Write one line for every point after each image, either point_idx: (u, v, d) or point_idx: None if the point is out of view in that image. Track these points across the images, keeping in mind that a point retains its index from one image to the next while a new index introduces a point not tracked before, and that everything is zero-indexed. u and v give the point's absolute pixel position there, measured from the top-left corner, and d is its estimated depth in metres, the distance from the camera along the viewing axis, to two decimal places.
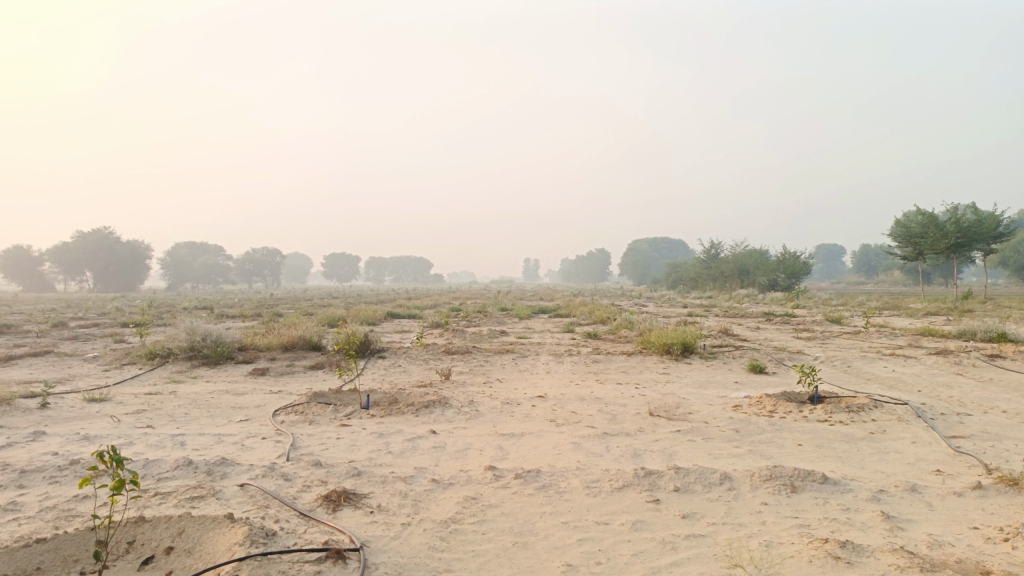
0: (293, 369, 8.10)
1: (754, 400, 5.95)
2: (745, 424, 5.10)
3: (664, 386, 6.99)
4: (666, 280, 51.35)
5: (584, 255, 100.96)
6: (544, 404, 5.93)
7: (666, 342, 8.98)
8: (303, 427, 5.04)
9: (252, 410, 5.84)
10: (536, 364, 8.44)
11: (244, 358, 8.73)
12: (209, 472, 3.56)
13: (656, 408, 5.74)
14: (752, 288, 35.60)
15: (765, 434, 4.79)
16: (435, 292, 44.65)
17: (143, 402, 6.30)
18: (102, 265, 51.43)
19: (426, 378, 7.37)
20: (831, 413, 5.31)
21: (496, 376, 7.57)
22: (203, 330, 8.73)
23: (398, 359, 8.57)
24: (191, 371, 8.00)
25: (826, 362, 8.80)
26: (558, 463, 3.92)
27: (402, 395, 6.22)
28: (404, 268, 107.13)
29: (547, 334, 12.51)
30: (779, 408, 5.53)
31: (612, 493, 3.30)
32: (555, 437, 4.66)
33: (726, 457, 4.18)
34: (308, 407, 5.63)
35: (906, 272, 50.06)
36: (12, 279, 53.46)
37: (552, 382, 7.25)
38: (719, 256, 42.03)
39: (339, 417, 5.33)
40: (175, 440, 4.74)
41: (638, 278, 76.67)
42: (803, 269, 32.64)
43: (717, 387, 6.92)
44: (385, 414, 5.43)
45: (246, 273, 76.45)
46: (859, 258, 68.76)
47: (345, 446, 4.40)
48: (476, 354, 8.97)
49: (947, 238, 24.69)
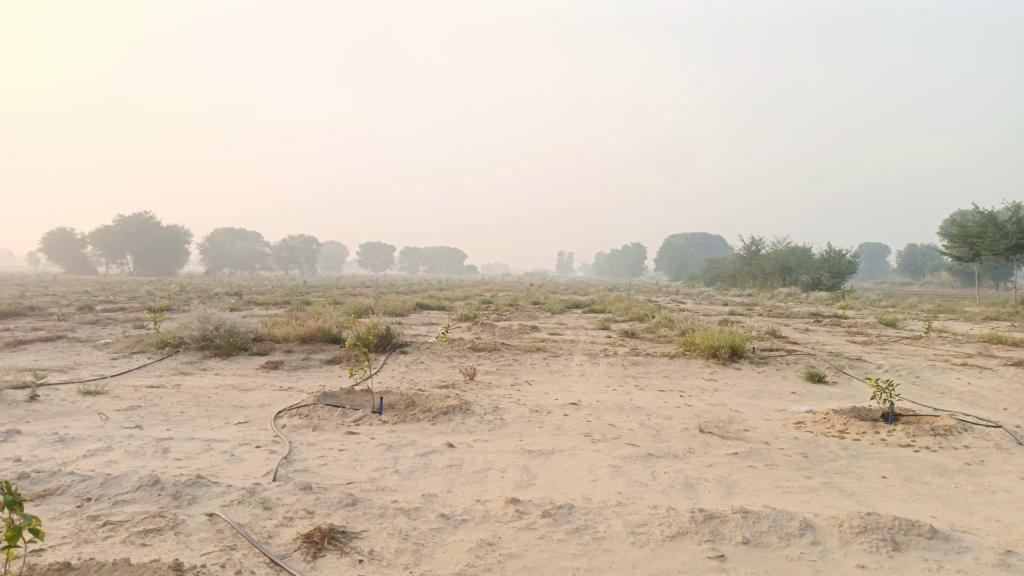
0: (308, 362, 7.56)
1: (820, 416, 5.21)
2: (813, 447, 4.37)
3: (712, 395, 6.28)
4: (704, 276, 50.14)
5: (620, 251, 100.00)
6: (578, 414, 5.26)
7: (713, 344, 8.25)
8: (303, 434, 4.45)
9: (254, 410, 5.27)
10: (569, 365, 7.78)
11: (259, 349, 8.22)
12: (176, 495, 2.96)
13: (706, 423, 5.03)
14: (794, 286, 34.41)
15: (840, 462, 4.05)
16: (469, 284, 44.15)
17: (141, 397, 5.79)
18: (142, 249, 52.16)
19: (449, 378, 6.75)
20: (915, 437, 4.55)
21: (526, 377, 6.92)
22: (217, 318, 8.23)
23: (421, 355, 7.97)
24: (201, 363, 7.50)
25: (891, 371, 7.97)
26: (594, 495, 3.25)
27: (421, 398, 5.60)
28: (439, 258, 106.97)
29: (581, 331, 11.82)
30: (850, 429, 4.79)
31: (663, 544, 2.62)
32: (591, 457, 4.00)
33: (798, 493, 3.47)
34: (314, 410, 5.04)
35: (956, 274, 48.12)
36: (58, 261, 54.32)
37: (587, 386, 6.58)
38: (760, 253, 40.72)
39: (346, 424, 4.73)
40: (158, 446, 4.17)
41: (675, 274, 75.50)
42: (848, 268, 31.31)
43: (772, 398, 6.17)
44: (399, 421, 4.81)
45: (283, 260, 76.95)
46: (905, 258, 66.61)
47: (347, 461, 3.78)
48: (504, 352, 8.33)
49: (1007, 239, 23.28)
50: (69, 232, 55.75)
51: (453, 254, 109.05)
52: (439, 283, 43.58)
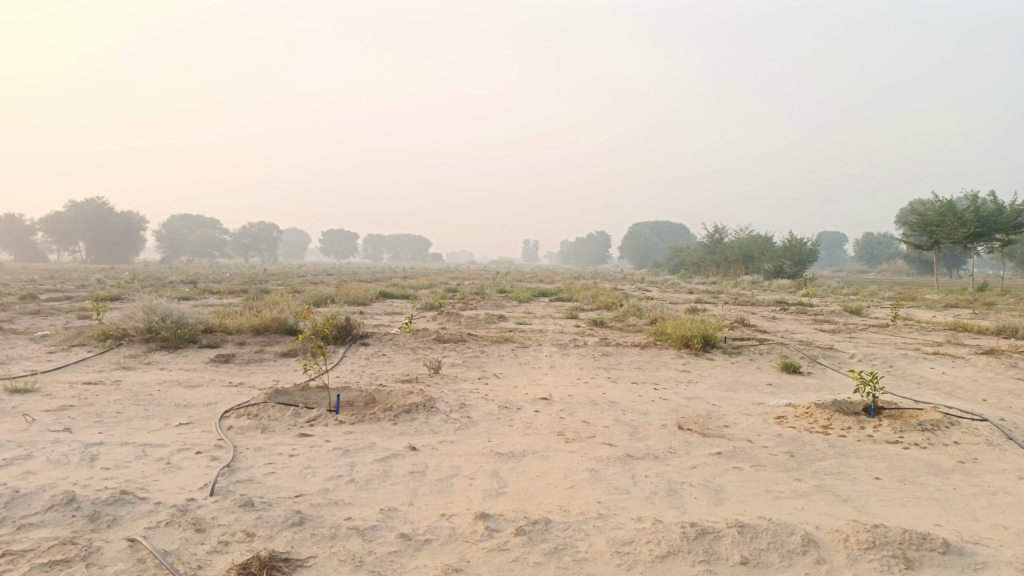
0: (262, 355, 7.12)
1: (802, 410, 4.98)
2: (799, 445, 4.12)
3: (688, 388, 6.02)
4: (669, 264, 50.31)
5: (585, 240, 100.25)
6: (550, 410, 4.95)
7: (685, 334, 8.01)
8: (251, 438, 4.06)
9: (199, 410, 4.85)
10: (539, 356, 7.47)
11: (209, 341, 7.74)
12: (94, 517, 2.56)
13: (685, 419, 4.76)
14: (757, 274, 34.68)
15: (829, 462, 3.81)
16: (435, 272, 43.58)
17: (75, 395, 5.31)
18: (96, 235, 50.50)
19: (412, 372, 6.38)
20: (903, 433, 4.34)
21: (493, 371, 6.59)
22: (163, 309, 7.73)
23: (382, 347, 7.58)
24: (146, 357, 7.01)
25: (865, 360, 7.82)
26: (572, 506, 2.94)
27: (381, 394, 5.22)
28: (403, 246, 105.86)
29: (549, 321, 11.53)
30: (835, 424, 4.57)
31: (654, 566, 2.32)
32: (566, 460, 3.70)
33: (790, 499, 3.20)
34: (264, 409, 4.64)
35: (912, 262, 49.07)
36: (6, 248, 52.24)
37: (557, 379, 6.27)
38: (723, 241, 40.96)
39: (299, 424, 4.35)
40: (85, 454, 3.74)
41: (639, 262, 75.83)
42: (810, 256, 31.55)
43: (749, 391, 5.94)
44: (357, 420, 4.44)
45: (243, 248, 75.33)
46: (863, 246, 67.87)
47: (297, 470, 3.41)
48: (471, 343, 7.98)
49: (966, 227, 23.59)
50: (17, 218, 53.63)
51: (417, 242, 108.16)
52: (403, 273, 43.04)
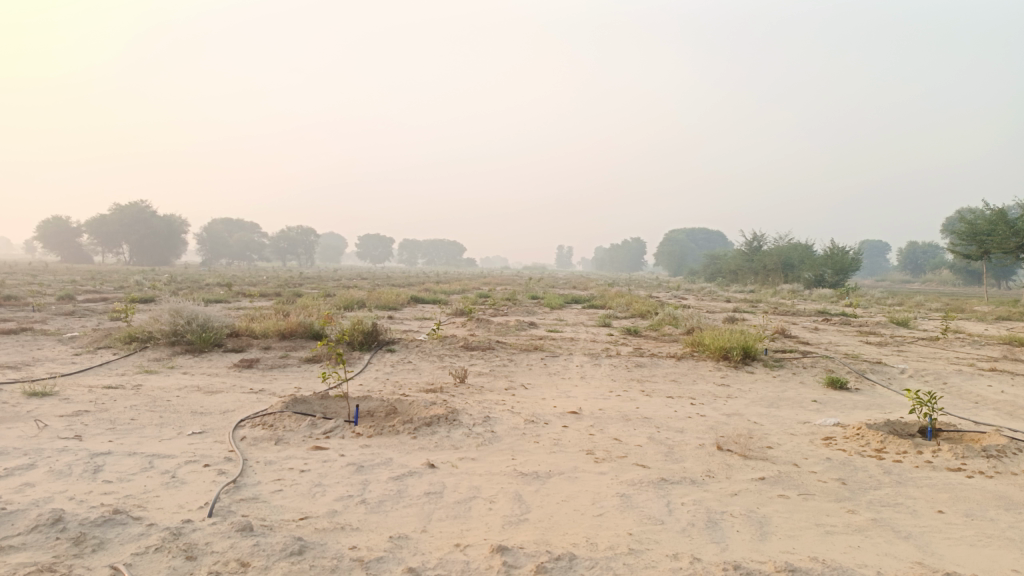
0: (286, 361, 6.97)
1: (851, 431, 4.62)
2: (851, 471, 3.78)
3: (727, 403, 5.69)
4: (705, 272, 49.52)
5: (620, 247, 99.50)
6: (579, 426, 4.67)
7: (723, 345, 7.66)
8: (263, 450, 3.86)
9: (214, 418, 4.68)
10: (569, 366, 7.20)
11: (234, 346, 7.62)
12: (79, 540, 2.37)
13: (724, 438, 4.44)
14: (796, 283, 33.85)
15: (885, 491, 3.47)
16: (468, 276, 43.56)
17: (92, 400, 5.19)
18: (138, 237, 51.48)
19: (437, 381, 6.15)
20: (965, 459, 3.97)
21: (521, 381, 6.33)
22: (189, 312, 7.62)
23: (408, 354, 7.38)
24: (169, 361, 6.90)
25: (916, 376, 7.37)
26: (601, 538, 2.67)
27: (403, 405, 5.01)
28: (437, 251, 106.26)
29: (581, 328, 11.24)
30: (888, 448, 4.21)
31: None
32: (595, 483, 3.42)
33: (845, 535, 2.87)
34: (279, 419, 4.44)
35: (959, 272, 47.54)
36: (53, 249, 53.59)
37: (588, 392, 5.98)
38: (762, 249, 40.15)
39: (314, 436, 4.15)
40: (91, 464, 3.58)
41: (675, 269, 74.91)
42: (852, 265, 30.68)
43: (792, 408, 5.58)
44: (375, 433, 4.21)
45: (281, 251, 76.27)
46: (907, 255, 66.07)
47: (306, 488, 3.19)
48: (499, 351, 7.72)
49: (1019, 236, 22.64)
50: (64, 220, 54.98)
51: (451, 247, 108.51)
52: (437, 277, 43.01)
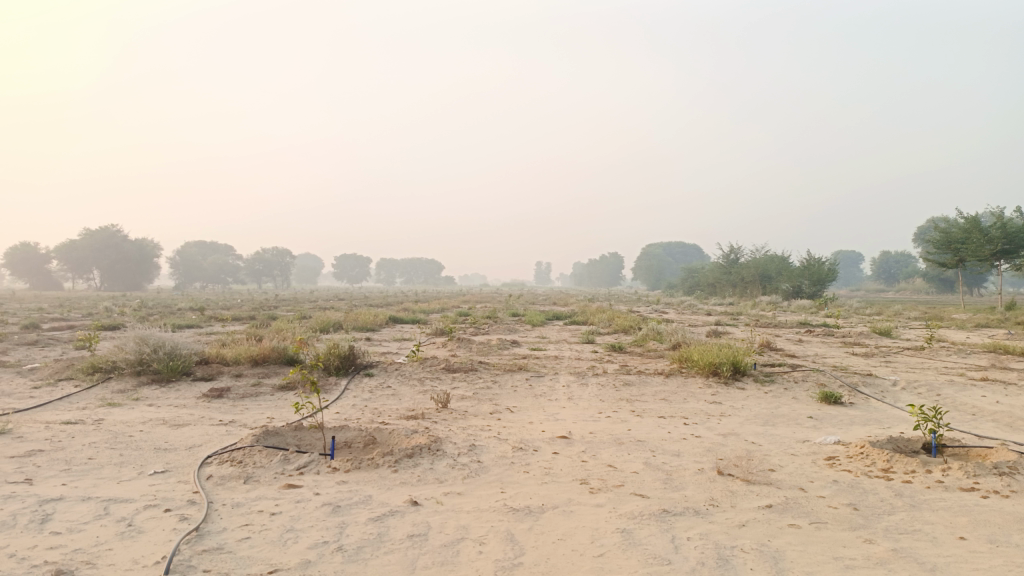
0: (259, 389, 6.64)
1: (854, 449, 4.42)
2: (861, 495, 3.56)
3: (721, 423, 5.47)
4: (684, 285, 49.66)
5: (598, 262, 99.78)
6: (570, 452, 4.42)
7: (713, 361, 7.46)
8: (230, 491, 3.56)
9: (180, 455, 4.36)
10: (555, 387, 6.95)
11: (204, 374, 7.27)
12: None
13: (724, 462, 4.21)
14: (774, 294, 33.97)
15: (900, 517, 3.26)
16: (446, 295, 43.29)
17: (48, 438, 4.83)
18: (109, 263, 50.51)
19: (418, 406, 5.88)
20: (978, 478, 3.77)
21: (506, 404, 6.07)
22: (156, 339, 7.27)
23: (387, 378, 7.08)
24: (134, 392, 6.53)
25: (909, 388, 7.21)
26: None
27: (382, 434, 4.72)
28: (416, 270, 105.78)
29: (565, 346, 11.01)
30: (895, 468, 4.01)
31: None
32: (592, 518, 3.17)
33: (867, 570, 2.64)
34: (249, 454, 4.14)
35: (932, 280, 48.16)
36: (21, 276, 52.43)
37: (576, 414, 5.74)
38: (739, 261, 40.33)
39: (287, 473, 3.86)
40: (38, 512, 3.25)
41: (653, 283, 75.14)
42: (829, 276, 30.86)
43: (789, 426, 5.37)
44: (352, 467, 3.93)
45: (256, 273, 75.36)
46: (880, 264, 66.87)
47: (276, 535, 2.90)
48: (482, 373, 7.45)
49: (992, 244, 22.85)
50: (32, 246, 53.85)
51: (428, 266, 108.09)
52: (415, 296, 42.70)
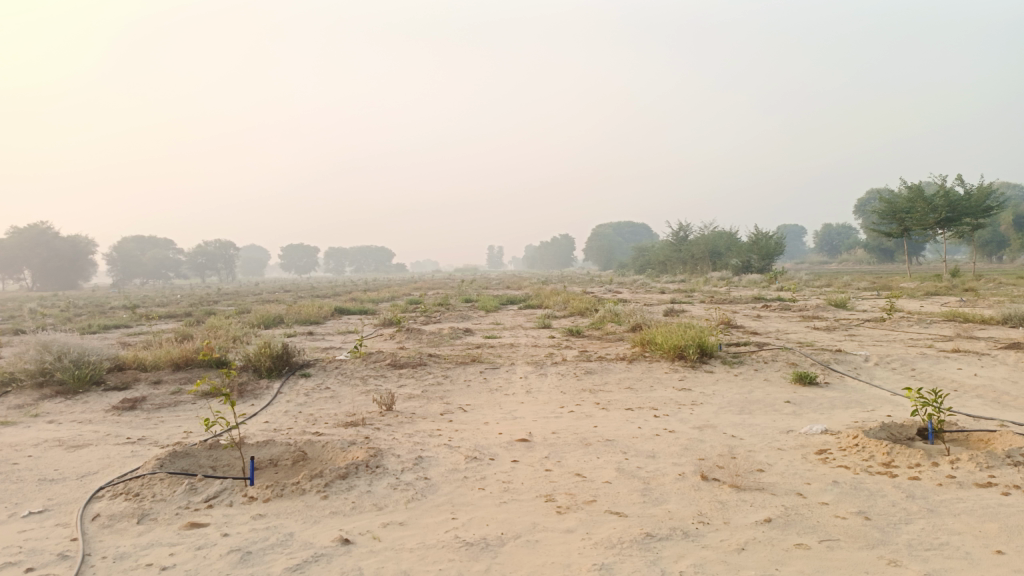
0: (179, 398, 5.89)
1: (847, 440, 3.94)
2: (869, 499, 3.09)
3: (696, 414, 4.97)
4: (635, 264, 49.59)
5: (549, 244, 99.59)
6: (532, 460, 3.85)
7: (678, 344, 6.98)
8: (117, 537, 2.89)
9: (71, 488, 3.64)
10: (511, 379, 6.37)
11: (116, 382, 6.46)
12: None
13: (707, 463, 3.69)
14: (725, 270, 34.00)
15: (920, 526, 2.78)
16: (395, 282, 42.36)
17: None
18: (39, 262, 47.89)
19: (359, 410, 5.23)
20: (991, 471, 3.33)
21: (458, 402, 5.47)
22: (60, 346, 6.43)
23: (325, 378, 6.39)
24: (32, 408, 5.71)
25: (882, 363, 6.84)
26: None
27: (314, 447, 4.08)
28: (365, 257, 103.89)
29: (520, 332, 10.45)
30: (898, 461, 3.55)
31: None
32: (563, 552, 2.59)
33: None
34: (148, 485, 3.46)
35: (873, 250, 49.16)
36: None
37: (536, 410, 5.17)
38: (689, 238, 40.34)
39: (192, 507, 3.20)
40: None
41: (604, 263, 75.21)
42: (778, 249, 30.96)
43: (768, 414, 4.90)
44: (273, 495, 3.29)
45: (199, 267, 72.73)
46: (823, 237, 68.10)
47: None
48: (431, 368, 6.82)
49: (936, 213, 23.06)
50: None
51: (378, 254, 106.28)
52: (364, 285, 41.61)
